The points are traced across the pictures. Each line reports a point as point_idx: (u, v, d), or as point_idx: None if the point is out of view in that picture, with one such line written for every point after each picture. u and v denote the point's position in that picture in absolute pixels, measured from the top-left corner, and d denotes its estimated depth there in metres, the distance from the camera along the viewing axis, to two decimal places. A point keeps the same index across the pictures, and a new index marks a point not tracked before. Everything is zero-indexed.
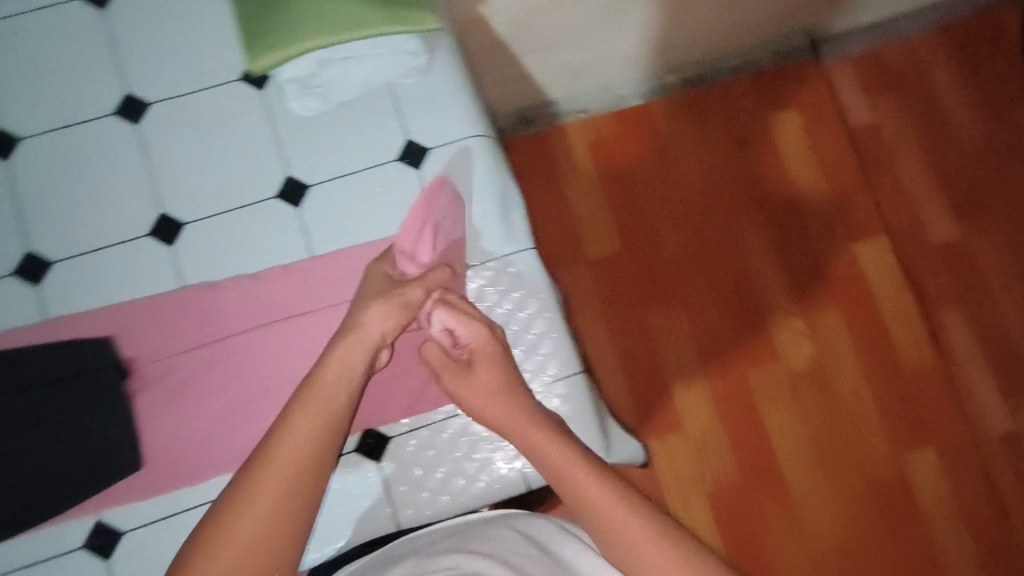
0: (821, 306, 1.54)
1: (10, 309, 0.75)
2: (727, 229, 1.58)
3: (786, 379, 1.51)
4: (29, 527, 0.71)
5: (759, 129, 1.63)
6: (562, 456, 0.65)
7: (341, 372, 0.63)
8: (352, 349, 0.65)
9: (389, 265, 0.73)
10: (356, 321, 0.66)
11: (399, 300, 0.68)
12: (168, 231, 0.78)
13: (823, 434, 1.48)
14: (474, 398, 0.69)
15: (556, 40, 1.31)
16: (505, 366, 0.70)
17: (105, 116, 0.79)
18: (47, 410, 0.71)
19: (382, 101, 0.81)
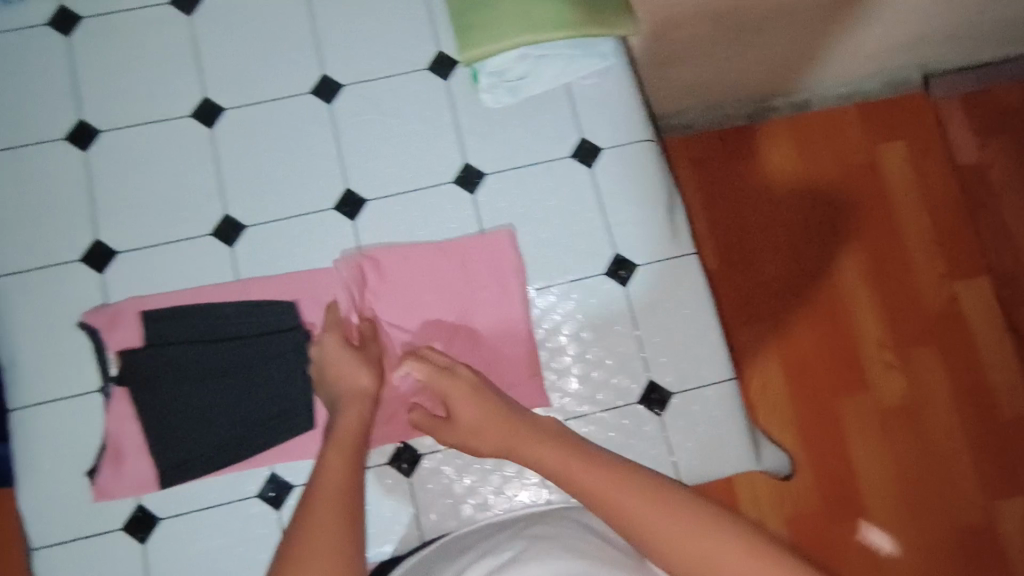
0: (920, 346, 1.39)
1: (205, 267, 0.80)
2: (825, 249, 1.43)
3: (880, 421, 1.36)
4: (212, 471, 0.76)
5: (865, 149, 1.47)
6: (567, 469, 0.63)
7: (353, 424, 0.69)
8: (353, 406, 0.70)
9: (337, 329, 0.76)
10: (346, 381, 0.72)
11: (365, 359, 0.74)
12: (352, 206, 0.82)
13: (911, 474, 1.34)
14: (477, 445, 0.70)
15: (679, 63, 1.21)
16: (494, 398, 0.71)
17: (302, 94, 0.84)
18: (235, 363, 0.77)
19: (561, 101, 0.84)
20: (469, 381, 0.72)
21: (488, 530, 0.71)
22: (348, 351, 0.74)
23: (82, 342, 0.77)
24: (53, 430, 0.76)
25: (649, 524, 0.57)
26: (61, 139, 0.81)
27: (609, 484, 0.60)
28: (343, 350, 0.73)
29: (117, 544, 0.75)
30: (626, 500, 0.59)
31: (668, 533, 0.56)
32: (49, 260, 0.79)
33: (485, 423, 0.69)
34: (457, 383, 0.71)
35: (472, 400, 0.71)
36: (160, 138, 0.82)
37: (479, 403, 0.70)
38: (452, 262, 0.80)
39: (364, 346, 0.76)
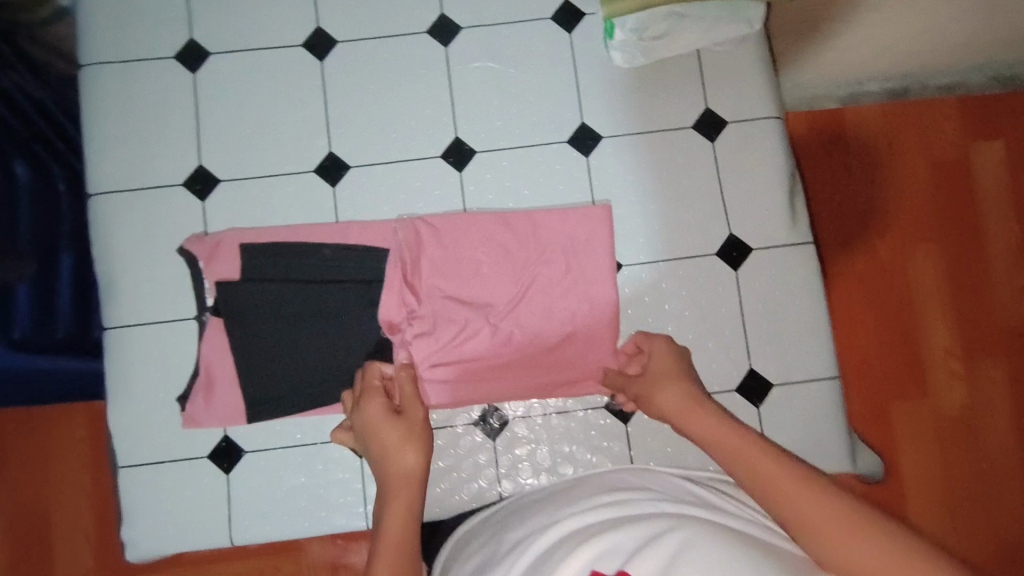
0: (987, 359, 1.21)
1: (306, 203, 0.78)
2: (901, 233, 1.24)
3: (937, 436, 1.19)
4: (296, 412, 0.75)
5: (959, 130, 1.26)
6: (714, 437, 0.59)
7: (401, 517, 0.61)
8: (399, 495, 0.62)
9: (377, 394, 0.68)
10: (388, 466, 0.64)
11: (409, 430, 0.65)
12: (460, 156, 0.79)
13: (961, 481, 1.18)
14: (659, 393, 0.66)
15: (791, 21, 1.05)
16: (680, 366, 0.69)
17: (420, 33, 0.81)
18: (327, 310, 0.75)
19: (688, 66, 0.81)
20: (674, 348, 0.71)
21: (593, 486, 0.64)
22: (388, 419, 0.66)
23: (179, 267, 0.77)
24: (144, 353, 0.76)
25: (785, 487, 0.51)
26: (171, 57, 0.79)
27: (755, 450, 0.55)
28: (380, 421, 0.66)
29: (201, 473, 0.75)
30: (764, 469, 0.53)
31: (791, 501, 0.50)
32: (152, 181, 0.78)
33: (674, 382, 0.66)
34: (672, 354, 0.70)
35: (676, 365, 0.69)
36: (270, 66, 0.80)
37: (681, 366, 0.69)
38: (517, 229, 0.77)
39: (404, 414, 0.67)
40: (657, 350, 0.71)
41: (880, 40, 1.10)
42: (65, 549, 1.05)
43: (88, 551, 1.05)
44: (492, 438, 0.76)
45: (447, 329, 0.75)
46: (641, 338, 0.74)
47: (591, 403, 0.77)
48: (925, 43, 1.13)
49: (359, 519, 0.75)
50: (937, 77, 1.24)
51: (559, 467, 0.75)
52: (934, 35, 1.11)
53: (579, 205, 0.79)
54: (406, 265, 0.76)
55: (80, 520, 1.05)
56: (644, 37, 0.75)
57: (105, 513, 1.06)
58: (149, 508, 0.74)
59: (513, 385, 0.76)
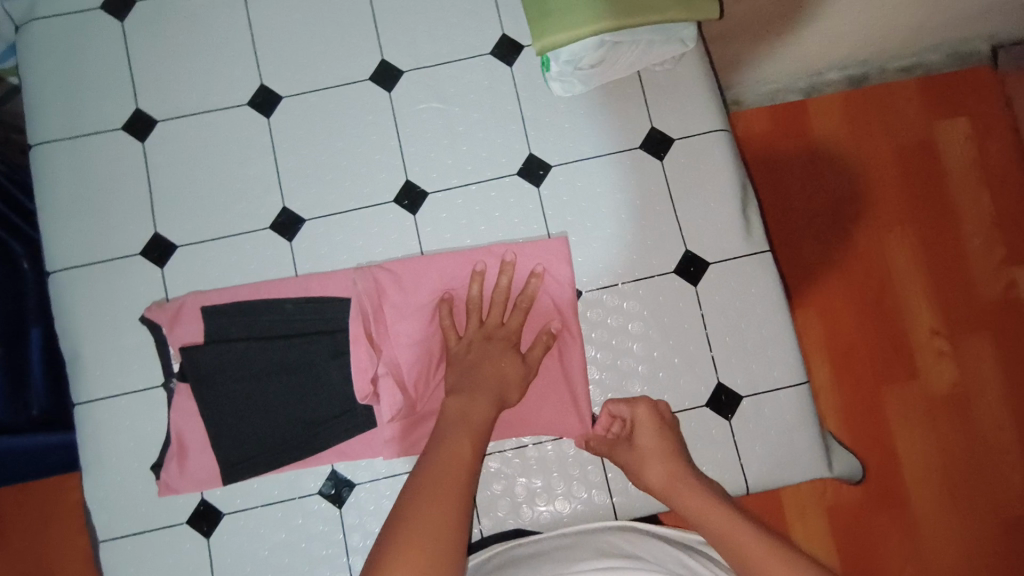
0: (969, 337, 1.22)
1: (264, 260, 0.78)
2: (875, 220, 1.24)
3: (927, 418, 1.19)
4: (269, 470, 0.75)
5: (921, 113, 1.27)
6: (704, 511, 0.66)
7: (487, 410, 0.69)
8: (482, 398, 0.70)
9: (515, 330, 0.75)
10: (495, 372, 0.72)
11: (520, 373, 0.74)
12: (413, 198, 0.80)
13: (956, 459, 1.18)
14: (647, 470, 0.71)
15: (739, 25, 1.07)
16: (667, 429, 0.73)
17: (362, 81, 0.81)
18: (294, 364, 0.75)
19: (630, 89, 0.82)
20: (657, 414, 0.73)
21: (586, 551, 0.63)
22: (512, 356, 0.74)
23: (144, 335, 0.77)
24: (116, 424, 0.76)
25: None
26: (119, 128, 0.80)
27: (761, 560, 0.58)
28: (509, 354, 0.74)
29: (182, 538, 0.75)
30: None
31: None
32: (109, 252, 0.78)
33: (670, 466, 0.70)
34: (659, 419, 0.73)
35: (668, 439, 0.72)
36: (218, 128, 0.81)
37: (669, 440, 0.72)
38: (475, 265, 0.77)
39: (525, 356, 0.75)
40: (641, 417, 0.73)
41: (819, 35, 1.11)
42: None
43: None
44: None
45: (417, 371, 0.76)
46: (620, 404, 0.75)
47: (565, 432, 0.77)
48: (865, 34, 1.14)
49: (341, 571, 0.74)
50: (893, 62, 1.25)
51: (538, 500, 0.75)
52: (883, 24, 1.12)
53: (536, 237, 0.79)
54: (369, 311, 0.76)
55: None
56: (582, 66, 0.75)
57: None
58: None
59: None
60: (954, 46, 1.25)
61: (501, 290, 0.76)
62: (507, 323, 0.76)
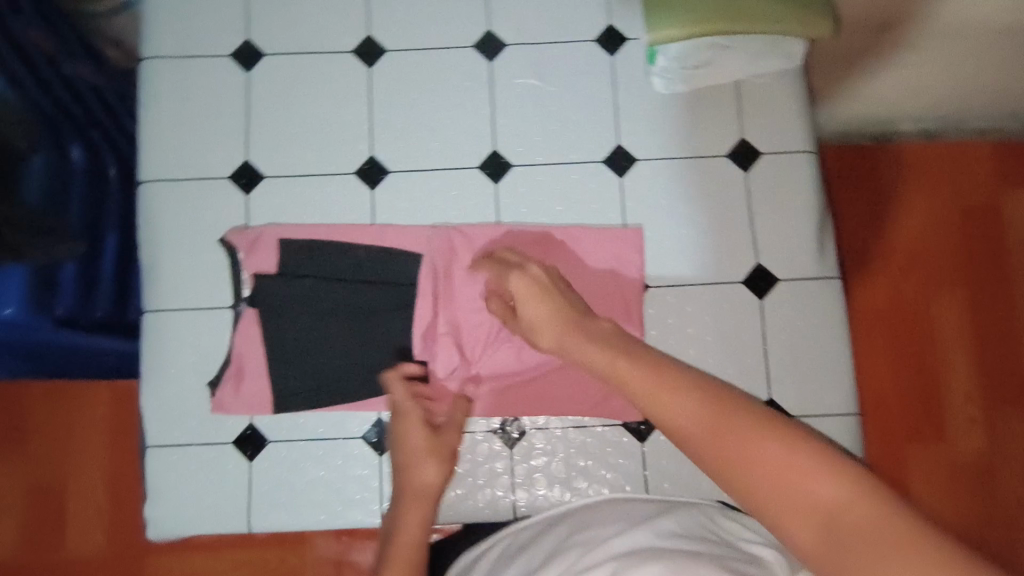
0: (1003, 402, 1.19)
1: (344, 204, 0.80)
2: (930, 278, 1.21)
3: (948, 479, 1.17)
4: (318, 407, 0.77)
5: (998, 177, 1.23)
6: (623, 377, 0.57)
7: (416, 530, 0.68)
8: (414, 508, 0.69)
9: (416, 407, 0.73)
10: (412, 480, 0.70)
11: (436, 450, 0.71)
12: (497, 168, 0.81)
13: (973, 531, 1.15)
14: (541, 339, 0.67)
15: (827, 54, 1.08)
16: (551, 291, 0.68)
17: (466, 48, 0.83)
18: (360, 309, 0.77)
19: (726, 95, 0.82)
20: (534, 283, 0.69)
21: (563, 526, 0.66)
22: (425, 437, 0.71)
23: (219, 256, 0.79)
24: (179, 338, 0.78)
25: (808, 492, 0.44)
26: (226, 56, 0.83)
27: (775, 455, 0.46)
28: (420, 440, 0.71)
29: (225, 459, 0.77)
30: (770, 481, 0.45)
31: (716, 445, 0.48)
32: (198, 172, 0.81)
33: (551, 308, 0.67)
34: (536, 276, 0.70)
35: (546, 287, 0.69)
36: (319, 71, 0.82)
37: (553, 302, 0.67)
38: (549, 244, 0.79)
39: (441, 430, 0.73)
40: (521, 291, 0.69)
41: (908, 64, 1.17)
42: (79, 521, 1.07)
43: (101, 528, 1.07)
44: (510, 449, 0.77)
45: (476, 336, 0.78)
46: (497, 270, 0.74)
47: (609, 421, 0.78)
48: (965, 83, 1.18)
49: (373, 516, 0.77)
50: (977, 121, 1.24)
51: (573, 480, 0.77)
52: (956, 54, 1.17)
53: (611, 227, 0.80)
54: (438, 271, 0.78)
55: (96, 495, 1.08)
56: (686, 66, 0.77)
57: (122, 492, 1.08)
58: (174, 488, 0.77)
59: (533, 400, 0.77)
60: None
61: (407, 387, 0.74)
62: (406, 405, 0.73)
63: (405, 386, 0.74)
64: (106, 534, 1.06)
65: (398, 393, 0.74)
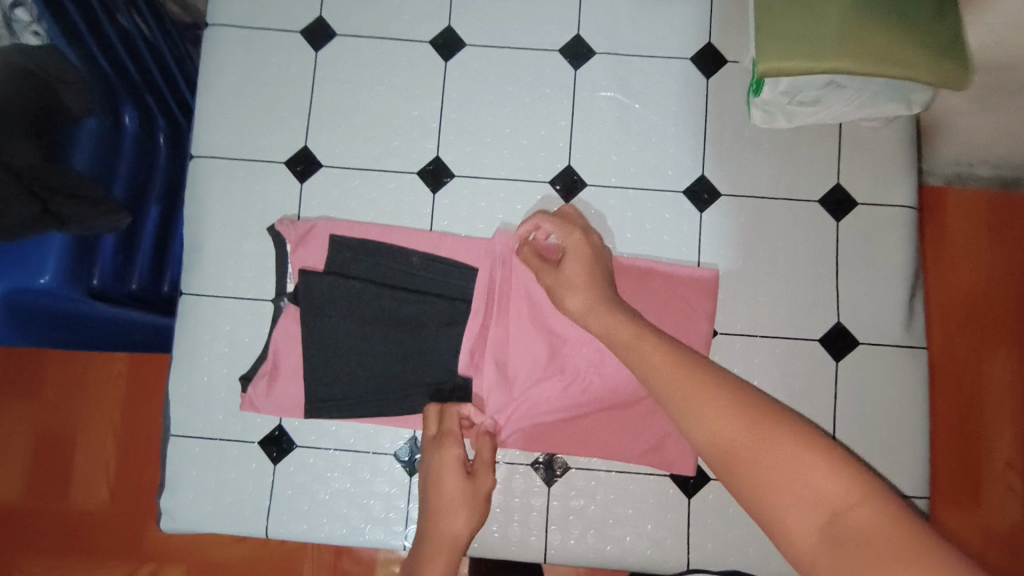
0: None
1: (403, 206, 0.75)
2: None
3: (977, 545, 0.92)
4: (349, 418, 0.72)
5: None
6: (633, 340, 0.57)
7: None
8: (438, 555, 0.66)
9: (453, 443, 0.68)
10: (442, 530, 0.66)
11: (469, 498, 0.67)
12: (569, 185, 0.75)
13: None
14: (569, 298, 0.63)
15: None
16: (600, 261, 0.65)
17: (552, 51, 0.77)
18: (408, 319, 0.73)
19: (825, 137, 0.75)
20: (588, 245, 0.65)
21: None
22: (455, 479, 0.67)
23: (266, 245, 0.75)
24: (216, 325, 0.74)
25: (811, 491, 0.42)
26: (296, 33, 0.78)
27: (775, 441, 0.45)
28: (455, 487, 0.67)
29: (249, 457, 0.74)
30: (777, 481, 0.44)
31: (717, 423, 0.48)
32: (254, 153, 0.76)
33: (593, 278, 0.63)
34: (591, 242, 0.65)
35: (596, 258, 0.65)
36: (393, 59, 0.77)
37: (597, 271, 0.64)
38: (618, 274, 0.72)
39: (476, 473, 0.68)
40: (571, 246, 0.65)
41: None
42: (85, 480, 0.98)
43: (107, 486, 0.98)
44: (548, 486, 0.73)
45: (524, 360, 0.73)
46: (554, 221, 0.67)
47: (655, 471, 0.73)
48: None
49: (395, 539, 0.72)
50: None
51: (610, 529, 0.72)
52: None
53: (684, 264, 0.74)
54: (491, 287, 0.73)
55: (103, 450, 0.99)
56: (793, 101, 0.70)
57: (131, 452, 0.99)
58: (193, 481, 0.73)
59: (578, 440, 0.72)
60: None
61: (450, 417, 0.69)
62: (441, 439, 0.69)
63: (449, 419, 0.69)
64: (110, 491, 0.97)
65: (442, 423, 0.69)
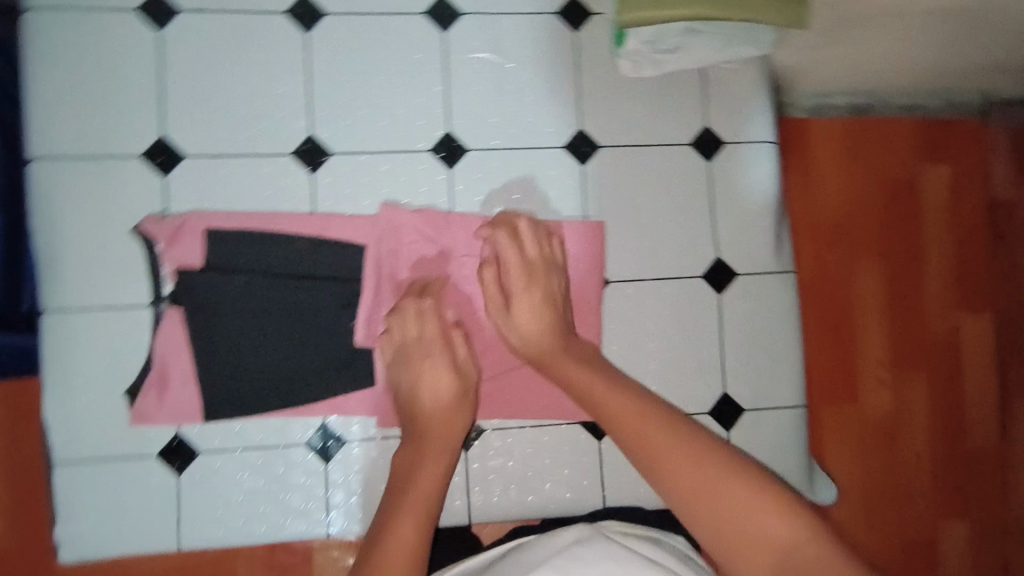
0: (917, 368, 0.95)
1: (280, 189, 0.72)
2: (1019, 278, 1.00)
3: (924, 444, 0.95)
4: (253, 414, 0.70)
5: None
6: (589, 388, 0.66)
7: (437, 476, 0.66)
8: (437, 453, 0.67)
9: (439, 341, 0.70)
10: (439, 420, 0.69)
11: (464, 392, 0.70)
12: (450, 152, 0.75)
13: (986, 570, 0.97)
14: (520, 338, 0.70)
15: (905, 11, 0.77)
16: (553, 295, 0.71)
17: (417, 14, 0.75)
18: (301, 307, 0.70)
19: (691, 82, 0.78)
20: (546, 278, 0.71)
21: None
22: (449, 374, 0.69)
23: (134, 248, 0.70)
24: (90, 340, 0.69)
25: (760, 528, 0.55)
26: (133, 12, 0.71)
27: (725, 482, 0.58)
28: (448, 382, 0.69)
29: (151, 472, 0.70)
30: (730, 516, 0.56)
31: (676, 466, 0.59)
32: (104, 148, 0.70)
33: (547, 316, 0.69)
34: (551, 284, 0.71)
35: (548, 290, 0.70)
36: (247, 32, 0.72)
37: (552, 311, 0.70)
38: None
39: (461, 369, 0.71)
40: (522, 280, 0.70)
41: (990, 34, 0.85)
42: None
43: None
44: (466, 451, 0.74)
45: None
46: (508, 233, 0.71)
47: (565, 420, 0.76)
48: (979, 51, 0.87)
49: (319, 526, 0.71)
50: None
51: (530, 481, 0.75)
52: None
53: (571, 219, 0.76)
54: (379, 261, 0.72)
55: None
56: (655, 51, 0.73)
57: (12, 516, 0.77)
58: (91, 506, 0.69)
59: (487, 399, 0.75)
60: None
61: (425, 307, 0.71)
62: (424, 338, 0.70)
63: (427, 311, 0.70)
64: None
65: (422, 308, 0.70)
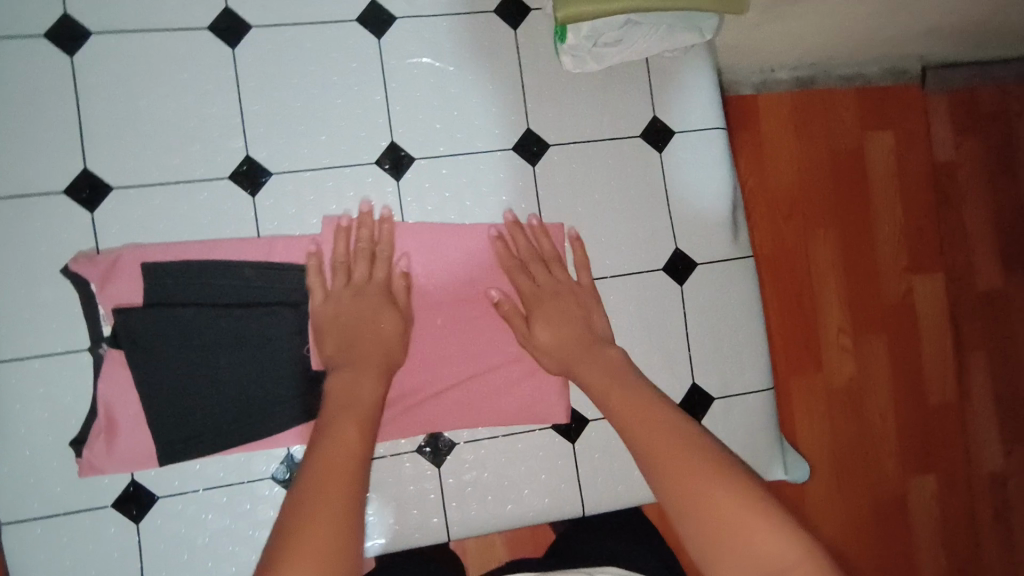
0: (880, 332, 0.97)
1: (220, 214, 0.68)
2: (965, 237, 1.03)
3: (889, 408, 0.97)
4: (211, 452, 0.67)
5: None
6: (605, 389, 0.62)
7: (368, 393, 0.60)
8: (367, 370, 0.62)
9: (383, 264, 0.69)
10: (379, 336, 0.65)
11: (405, 319, 0.68)
12: (396, 162, 0.72)
13: (954, 527, 1.00)
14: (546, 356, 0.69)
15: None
16: (573, 312, 0.70)
17: (350, 22, 0.72)
18: (254, 336, 0.67)
19: (636, 73, 0.77)
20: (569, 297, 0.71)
21: None
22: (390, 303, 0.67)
23: (67, 290, 0.66)
24: (27, 391, 0.65)
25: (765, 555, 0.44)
26: (43, 38, 0.66)
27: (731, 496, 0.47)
28: (391, 313, 0.67)
29: (107, 523, 0.66)
30: (727, 533, 0.46)
31: (673, 469, 0.50)
32: (23, 185, 0.65)
33: (569, 336, 0.69)
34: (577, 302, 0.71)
35: (565, 311, 0.70)
36: (169, 52, 0.68)
37: (576, 327, 0.69)
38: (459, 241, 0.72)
39: (401, 308, 0.69)
40: (546, 300, 0.70)
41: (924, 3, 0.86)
42: None
43: None
44: (439, 467, 0.73)
45: None
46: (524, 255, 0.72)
47: (538, 425, 0.75)
48: (906, 21, 0.89)
49: None
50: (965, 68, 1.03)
51: (507, 490, 0.74)
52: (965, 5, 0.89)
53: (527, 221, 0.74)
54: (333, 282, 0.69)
55: None
56: (598, 44, 0.70)
57: None
58: (42, 567, 0.65)
59: (457, 415, 0.72)
60: (1005, 46, 1.01)
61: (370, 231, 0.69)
62: (374, 269, 0.68)
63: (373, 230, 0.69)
64: None
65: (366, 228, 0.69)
